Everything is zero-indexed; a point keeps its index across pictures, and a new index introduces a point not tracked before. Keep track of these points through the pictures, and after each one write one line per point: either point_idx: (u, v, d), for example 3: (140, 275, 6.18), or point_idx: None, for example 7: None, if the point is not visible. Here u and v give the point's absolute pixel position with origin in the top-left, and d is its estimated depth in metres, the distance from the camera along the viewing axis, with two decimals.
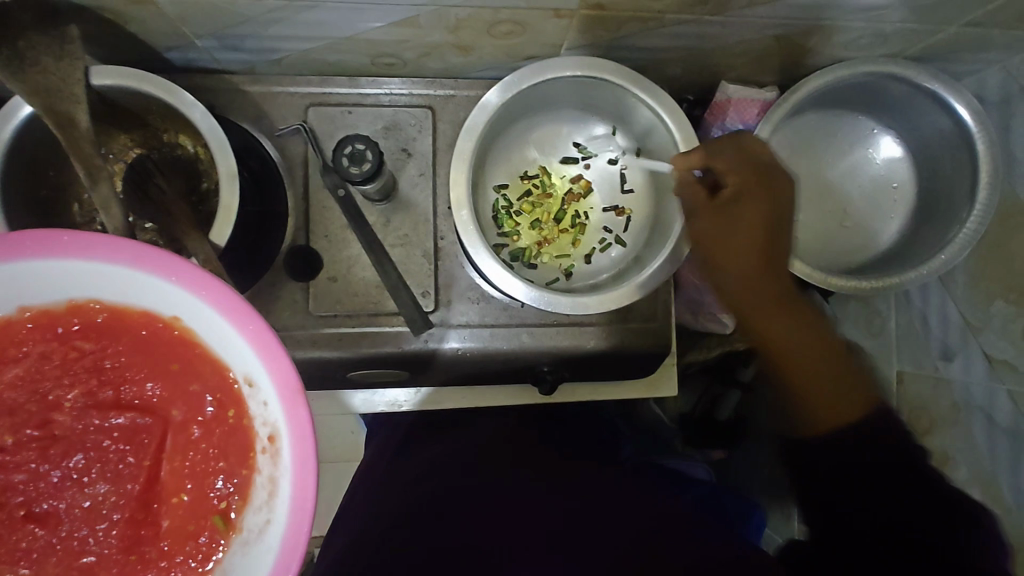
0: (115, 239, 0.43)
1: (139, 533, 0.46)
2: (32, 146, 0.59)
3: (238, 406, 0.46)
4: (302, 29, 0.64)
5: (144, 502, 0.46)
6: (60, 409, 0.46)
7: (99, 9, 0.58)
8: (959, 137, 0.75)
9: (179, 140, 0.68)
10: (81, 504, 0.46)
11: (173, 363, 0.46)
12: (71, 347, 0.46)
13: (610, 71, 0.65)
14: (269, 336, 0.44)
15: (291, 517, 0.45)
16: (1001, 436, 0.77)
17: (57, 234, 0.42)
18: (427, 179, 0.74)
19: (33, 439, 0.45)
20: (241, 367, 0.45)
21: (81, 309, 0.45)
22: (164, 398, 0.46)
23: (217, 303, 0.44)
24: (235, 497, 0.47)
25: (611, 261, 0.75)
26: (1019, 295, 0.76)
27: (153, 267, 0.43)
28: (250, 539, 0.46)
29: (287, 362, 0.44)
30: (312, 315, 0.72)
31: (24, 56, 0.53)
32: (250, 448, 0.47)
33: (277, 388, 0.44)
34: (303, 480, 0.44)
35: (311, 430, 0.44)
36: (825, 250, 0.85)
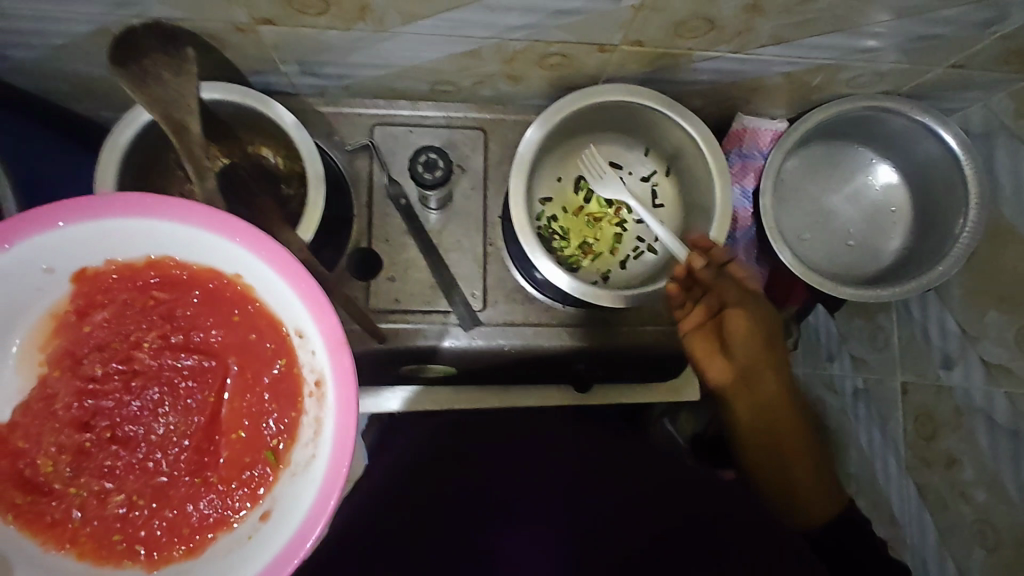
0: (192, 204, 0.49)
1: (203, 460, 0.51)
2: (144, 151, 0.67)
3: (288, 356, 0.51)
4: (378, 57, 0.73)
5: (207, 433, 0.51)
6: (140, 348, 0.51)
7: (203, 36, 0.67)
8: (950, 162, 0.84)
9: (262, 152, 0.75)
10: (155, 431, 0.51)
11: (236, 314, 0.52)
12: (149, 296, 0.51)
13: (648, 98, 0.73)
14: (319, 293, 0.50)
15: (333, 455, 0.49)
16: (1003, 435, 0.84)
17: (143, 196, 0.48)
18: (477, 192, 0.82)
19: (118, 371, 0.51)
20: (292, 320, 0.51)
21: (159, 264, 0.51)
22: (226, 344, 0.52)
23: (275, 263, 0.50)
24: (285, 435, 0.51)
25: (644, 267, 0.81)
26: (1011, 304, 0.84)
27: (220, 228, 0.50)
28: (297, 471, 0.50)
29: (334, 315, 0.50)
30: (347, 302, 0.71)
31: (146, 70, 0.62)
32: (298, 392, 0.51)
33: (324, 339, 0.50)
34: (348, 419, 0.49)
35: (355, 372, 0.49)
36: (832, 264, 0.93)
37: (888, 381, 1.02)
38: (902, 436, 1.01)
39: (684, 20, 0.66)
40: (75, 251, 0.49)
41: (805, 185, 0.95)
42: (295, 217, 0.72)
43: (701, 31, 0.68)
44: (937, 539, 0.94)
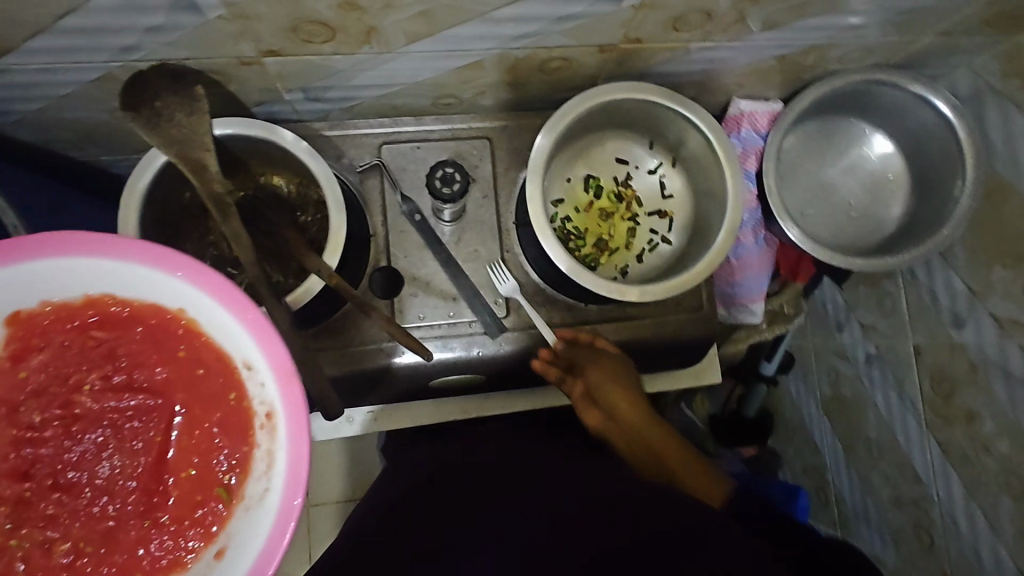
0: (131, 241, 0.48)
1: (152, 501, 0.50)
2: (161, 192, 0.68)
3: (238, 389, 0.51)
4: (382, 77, 0.74)
5: (155, 473, 0.50)
6: (81, 391, 0.50)
7: (212, 72, 0.69)
8: (943, 127, 0.87)
9: (273, 181, 0.76)
10: (100, 475, 0.49)
11: (180, 350, 0.51)
12: (89, 335, 0.50)
13: (651, 93, 0.74)
14: (265, 322, 0.50)
15: (287, 484, 0.49)
16: (1018, 383, 0.86)
17: (80, 235, 0.47)
18: (489, 201, 0.83)
19: (57, 417, 0.49)
20: (240, 353, 0.51)
21: (97, 302, 0.50)
22: (170, 380, 0.51)
23: (217, 295, 0.50)
24: (236, 470, 0.51)
25: (660, 258, 0.83)
26: (1014, 258, 0.86)
27: (161, 264, 0.49)
28: (251, 505, 0.50)
29: (282, 345, 0.50)
30: (388, 321, 0.67)
31: (160, 113, 0.62)
32: (248, 425, 0.51)
33: (273, 370, 0.50)
34: (299, 448, 0.49)
35: (305, 402, 0.50)
36: (836, 237, 0.96)
37: (900, 345, 1.07)
38: (919, 396, 1.03)
39: (683, 14, 0.67)
40: (12, 294, 0.47)
41: (804, 162, 0.97)
42: (319, 242, 0.73)
43: (698, 23, 0.70)
44: (964, 492, 0.95)
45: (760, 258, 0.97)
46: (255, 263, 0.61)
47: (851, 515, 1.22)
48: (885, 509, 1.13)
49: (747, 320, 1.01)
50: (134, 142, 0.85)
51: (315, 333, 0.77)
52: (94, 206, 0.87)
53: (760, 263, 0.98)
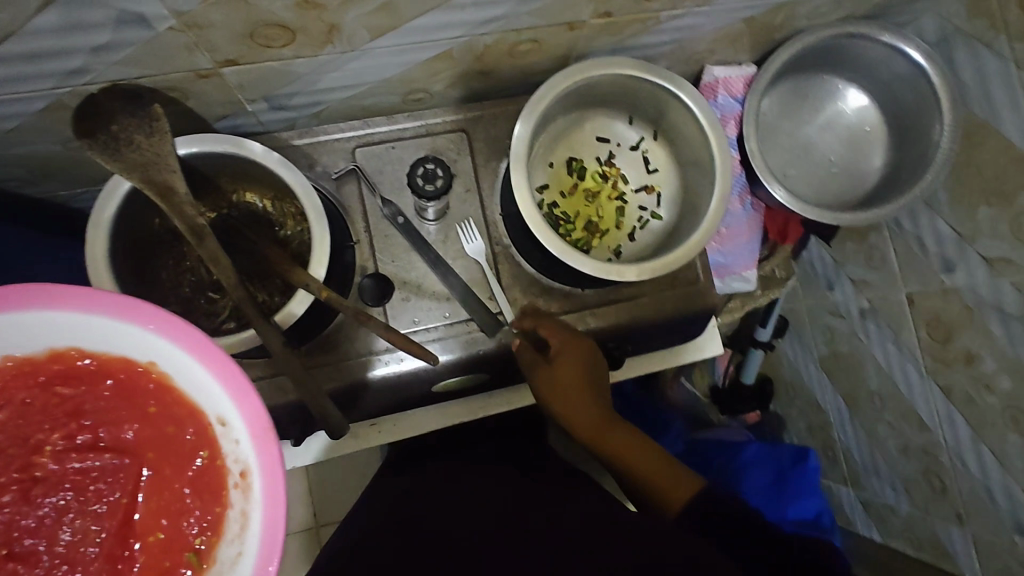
0: (95, 290, 0.43)
1: (116, 569, 0.45)
2: (130, 220, 0.64)
3: (211, 446, 0.46)
4: (348, 77, 0.71)
5: (121, 539, 0.45)
6: (43, 453, 0.45)
7: (168, 89, 0.65)
8: (916, 75, 0.86)
9: (247, 197, 0.73)
10: (60, 542, 0.44)
11: (151, 406, 0.46)
12: (53, 392, 0.45)
13: (626, 67, 0.72)
14: (242, 376, 0.44)
15: (260, 551, 0.44)
16: (1015, 321, 0.86)
17: (41, 286, 0.42)
18: (472, 194, 0.81)
19: (16, 480, 0.44)
20: (214, 408, 0.45)
21: (63, 356, 0.44)
22: (138, 438, 0.46)
23: (190, 347, 0.44)
24: (208, 533, 0.46)
25: (653, 234, 0.82)
26: (999, 198, 0.86)
27: (130, 315, 0.43)
28: (222, 571, 0.45)
29: (257, 399, 0.44)
30: (390, 331, 0.63)
31: (117, 138, 0.58)
32: (221, 485, 0.46)
33: (248, 427, 0.44)
34: (274, 511, 0.44)
35: (282, 462, 0.44)
36: (820, 195, 0.96)
37: (893, 296, 1.07)
38: (918, 344, 1.03)
39: None
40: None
41: (782, 124, 0.97)
42: (303, 256, 0.71)
43: None
44: (971, 434, 0.96)
45: (747, 225, 0.97)
46: (239, 285, 0.57)
47: (862, 468, 1.24)
48: (894, 459, 1.14)
49: (742, 289, 1.00)
50: (94, 172, 0.81)
51: (309, 349, 0.75)
52: (60, 244, 0.83)
53: (747, 229, 0.97)
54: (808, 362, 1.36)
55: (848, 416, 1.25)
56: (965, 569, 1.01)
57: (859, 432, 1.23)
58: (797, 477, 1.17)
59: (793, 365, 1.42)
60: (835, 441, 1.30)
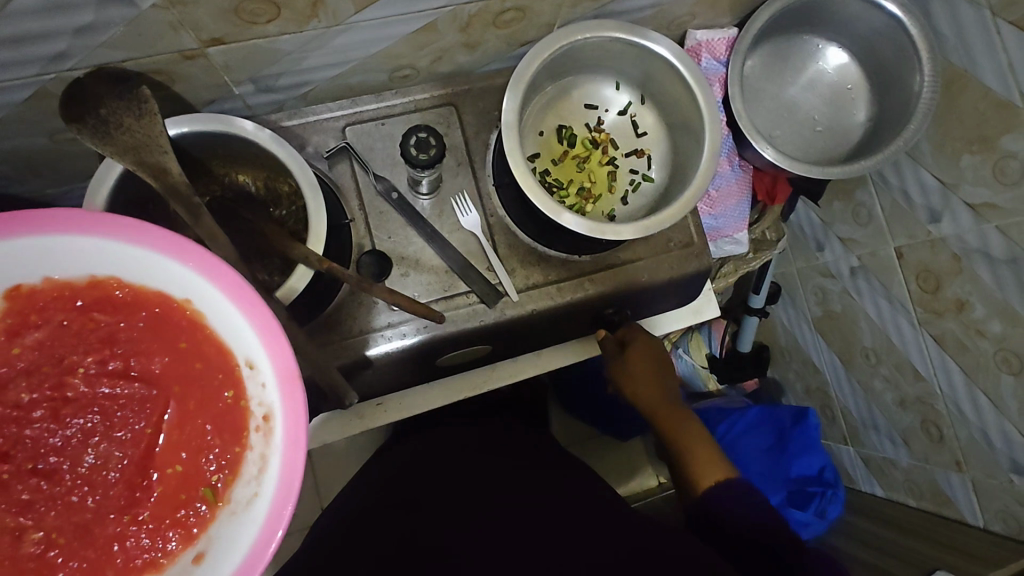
0: (143, 224, 0.43)
1: (135, 495, 0.45)
2: (123, 206, 0.65)
3: (236, 387, 0.46)
4: (334, 55, 0.71)
5: (141, 467, 0.45)
6: (75, 373, 0.45)
7: (154, 72, 0.65)
8: (894, 27, 0.87)
9: (239, 178, 0.73)
10: (84, 463, 0.44)
11: (182, 341, 0.46)
12: (89, 318, 0.45)
13: (610, 29, 0.73)
14: (275, 324, 0.45)
15: (276, 493, 0.45)
16: (1002, 265, 0.88)
17: (92, 214, 0.42)
18: (465, 167, 0.81)
19: (45, 399, 0.44)
20: (244, 350, 0.46)
21: (102, 284, 0.45)
22: (166, 371, 0.46)
23: (229, 290, 0.45)
24: (224, 471, 0.46)
25: (645, 197, 0.83)
26: (981, 144, 0.88)
27: (175, 253, 0.44)
28: (238, 509, 0.46)
29: (288, 348, 0.45)
30: (393, 293, 0.65)
31: (108, 120, 0.57)
32: (243, 427, 0.47)
33: (276, 372, 0.45)
34: (294, 457, 0.45)
35: (307, 409, 0.45)
36: (807, 153, 0.98)
37: (882, 251, 1.09)
38: (909, 296, 1.05)
39: None
40: (5, 269, 0.42)
41: (766, 85, 0.98)
42: (299, 235, 0.71)
43: None
44: (964, 379, 0.98)
45: (736, 187, 0.98)
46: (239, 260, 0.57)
47: (861, 425, 1.26)
48: (892, 413, 1.16)
49: (735, 251, 1.01)
50: (83, 165, 0.81)
51: (312, 329, 0.75)
52: None
53: (737, 190, 0.98)
54: (802, 326, 1.38)
55: (843, 374, 1.28)
56: (967, 514, 1.03)
57: (855, 391, 1.25)
58: (794, 436, 1.19)
59: (787, 329, 1.45)
60: (833, 401, 1.33)
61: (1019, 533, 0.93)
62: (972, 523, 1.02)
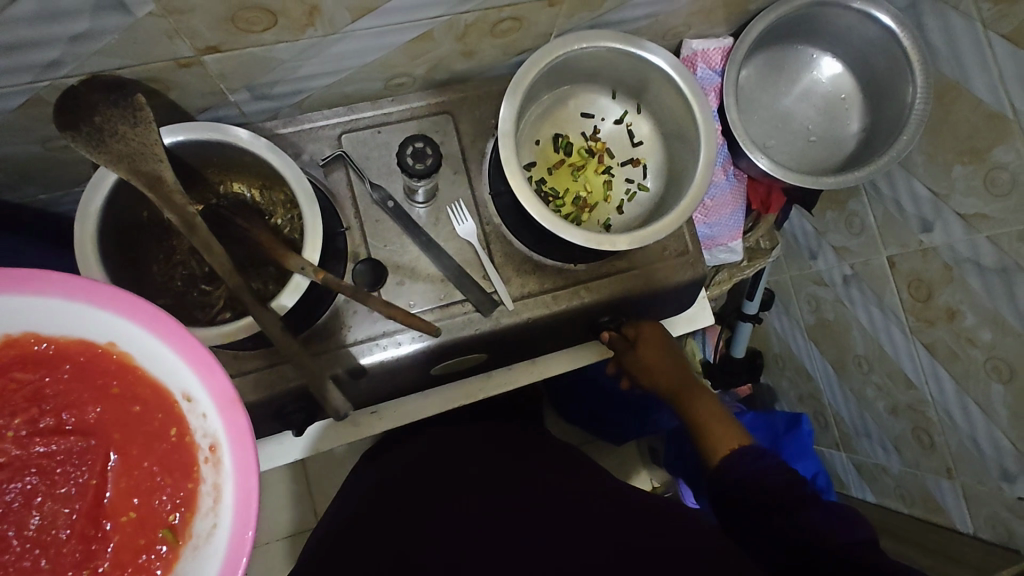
0: (46, 271, 0.42)
1: (90, 548, 0.44)
2: (118, 213, 0.64)
3: (179, 423, 0.45)
4: (330, 63, 0.71)
5: (91, 518, 0.44)
6: (4, 439, 0.44)
7: (149, 80, 0.64)
8: (888, 39, 0.88)
9: (235, 187, 0.72)
10: (30, 525, 0.43)
11: (113, 387, 0.46)
12: (11, 379, 0.44)
13: (605, 40, 0.73)
14: (203, 351, 0.44)
15: (236, 519, 0.44)
16: (993, 275, 0.89)
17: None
18: (461, 175, 0.81)
19: None
20: (178, 385, 0.45)
21: (20, 342, 0.44)
22: (101, 419, 0.45)
23: (151, 325, 0.44)
24: (181, 509, 0.45)
25: (641, 206, 0.83)
26: (972, 155, 0.89)
27: (86, 296, 0.43)
28: (200, 544, 0.44)
29: (222, 373, 0.44)
30: (388, 306, 0.64)
31: (102, 129, 0.57)
32: (192, 462, 0.46)
33: (214, 400, 0.44)
34: (247, 482, 0.44)
35: (251, 430, 0.44)
36: (801, 163, 0.98)
37: (874, 260, 1.10)
38: (900, 305, 1.06)
39: None
40: None
41: (760, 94, 0.98)
42: (295, 244, 0.71)
43: None
44: (955, 387, 0.99)
45: (730, 196, 0.99)
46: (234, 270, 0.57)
47: (853, 432, 1.27)
48: (883, 420, 1.17)
49: (729, 258, 1.02)
50: (75, 173, 0.80)
51: (306, 338, 0.74)
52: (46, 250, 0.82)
53: (731, 200, 0.99)
54: (795, 332, 1.39)
55: (836, 382, 1.28)
56: (956, 521, 1.04)
57: (848, 398, 1.26)
58: (787, 443, 1.19)
59: (781, 335, 1.45)
60: (826, 408, 1.34)
61: (1009, 540, 0.94)
62: (961, 529, 1.04)
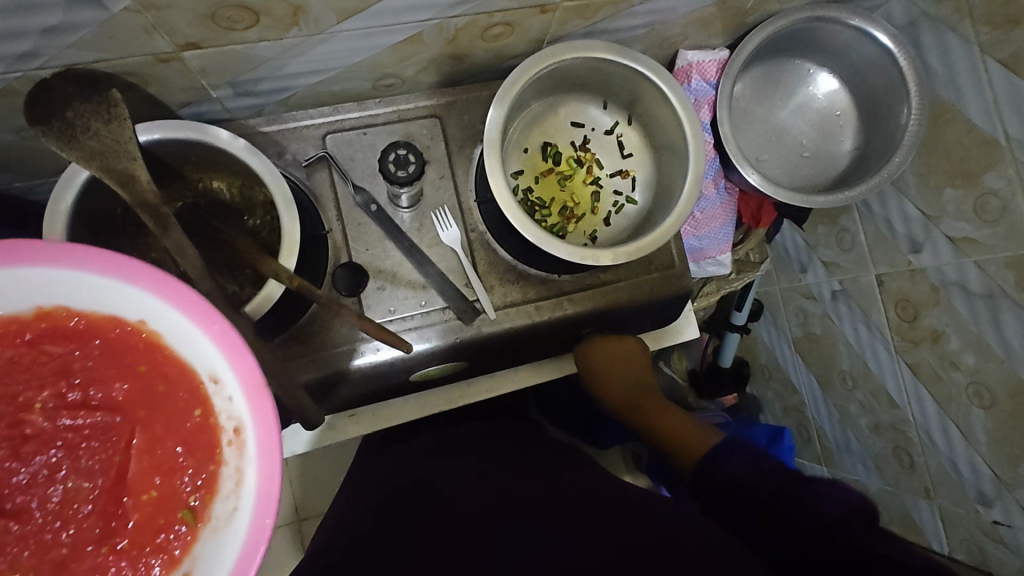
0: (82, 247, 0.42)
1: (110, 525, 0.43)
2: (90, 208, 0.62)
3: (203, 405, 0.45)
4: (316, 62, 0.69)
5: (113, 495, 0.44)
6: (31, 410, 0.43)
7: (126, 74, 0.63)
8: (885, 58, 0.87)
9: (214, 185, 0.71)
10: (53, 498, 0.43)
11: (140, 364, 0.45)
12: (40, 351, 0.44)
13: (597, 50, 0.72)
14: (234, 335, 0.44)
15: (258, 503, 0.44)
16: (978, 299, 0.88)
17: (32, 243, 0.42)
18: (447, 180, 0.80)
19: (4, 438, 0.43)
20: (205, 366, 0.45)
21: (51, 315, 0.44)
22: (127, 396, 0.45)
23: (184, 307, 0.44)
24: (202, 490, 0.45)
25: (628, 219, 0.83)
26: (964, 179, 0.88)
27: (121, 274, 0.43)
28: (220, 526, 0.45)
29: (250, 357, 0.44)
30: (363, 318, 0.63)
31: (74, 125, 0.55)
32: (215, 443, 0.46)
33: (241, 384, 0.45)
34: (270, 467, 0.44)
35: (277, 417, 0.45)
36: (793, 179, 0.98)
37: (863, 277, 1.09)
38: (887, 323, 1.05)
39: None
40: None
41: (755, 108, 0.97)
42: (273, 246, 0.70)
43: None
44: (937, 409, 0.99)
45: (721, 211, 0.98)
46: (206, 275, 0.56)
47: (835, 447, 1.27)
48: (866, 437, 1.17)
49: (717, 272, 1.01)
50: (55, 162, 0.79)
51: (282, 341, 0.73)
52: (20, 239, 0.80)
53: (721, 214, 0.98)
54: (782, 345, 1.39)
55: (821, 397, 1.28)
56: (931, 541, 1.05)
57: (832, 412, 1.26)
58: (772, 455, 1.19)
59: (769, 346, 1.45)
60: (810, 421, 1.33)
61: (983, 563, 0.95)
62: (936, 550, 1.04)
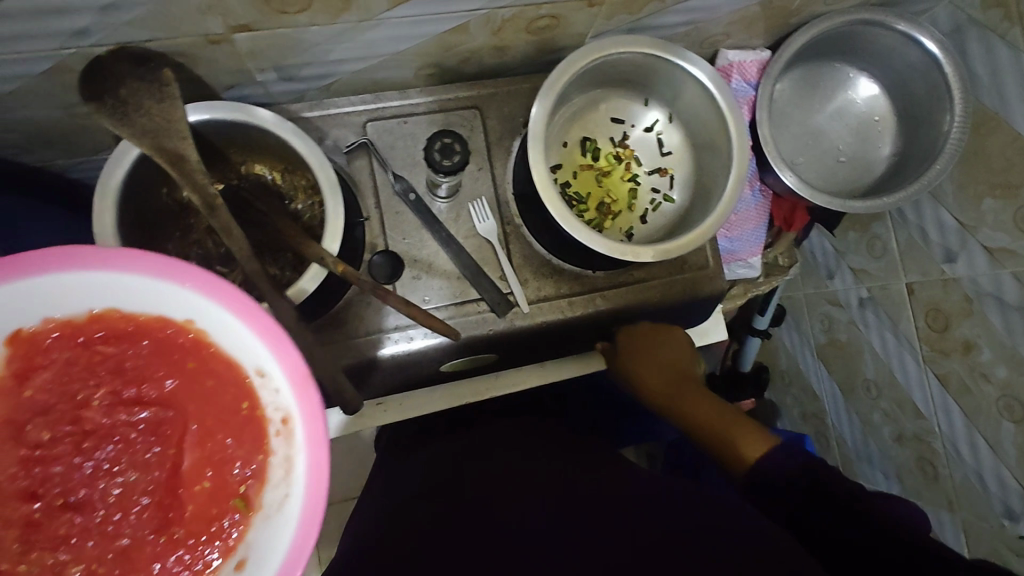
0: (132, 251, 0.44)
1: (167, 516, 0.45)
2: (137, 185, 0.63)
3: (250, 398, 0.47)
4: (363, 49, 0.69)
5: (169, 488, 0.45)
6: (89, 407, 0.45)
7: (176, 54, 0.63)
8: (929, 64, 0.86)
9: (256, 169, 0.71)
10: (112, 492, 0.45)
11: (189, 360, 0.47)
12: (95, 351, 0.45)
13: (645, 46, 0.71)
14: (277, 327, 0.45)
15: (308, 489, 0.45)
16: (1014, 312, 0.87)
17: (83, 248, 0.43)
18: (485, 172, 0.80)
19: (67, 433, 0.44)
20: (251, 360, 0.46)
21: (103, 317, 0.45)
22: (178, 391, 0.46)
23: (229, 303, 0.45)
24: (252, 479, 0.46)
25: (665, 217, 0.82)
26: (1004, 189, 0.87)
27: (167, 275, 0.44)
28: (272, 513, 0.46)
29: (294, 349, 0.45)
30: (409, 305, 0.64)
31: (127, 102, 0.56)
32: (263, 433, 0.47)
33: (286, 375, 0.45)
34: (319, 452, 0.45)
35: (323, 406, 0.45)
36: (828, 183, 0.97)
37: (893, 285, 1.08)
38: (916, 333, 1.04)
39: None
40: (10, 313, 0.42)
41: (793, 110, 0.97)
42: (314, 232, 0.70)
43: None
44: (964, 421, 0.97)
45: (754, 212, 0.98)
46: (252, 258, 0.56)
47: (855, 456, 1.26)
48: (888, 447, 1.16)
49: (747, 275, 1.00)
50: (96, 140, 0.79)
51: (317, 326, 0.74)
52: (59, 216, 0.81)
53: (753, 216, 0.98)
54: (804, 351, 1.38)
55: (843, 405, 1.27)
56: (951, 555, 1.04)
57: (854, 420, 1.25)
58: None
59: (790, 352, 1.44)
60: (829, 429, 1.33)
61: None
62: None
